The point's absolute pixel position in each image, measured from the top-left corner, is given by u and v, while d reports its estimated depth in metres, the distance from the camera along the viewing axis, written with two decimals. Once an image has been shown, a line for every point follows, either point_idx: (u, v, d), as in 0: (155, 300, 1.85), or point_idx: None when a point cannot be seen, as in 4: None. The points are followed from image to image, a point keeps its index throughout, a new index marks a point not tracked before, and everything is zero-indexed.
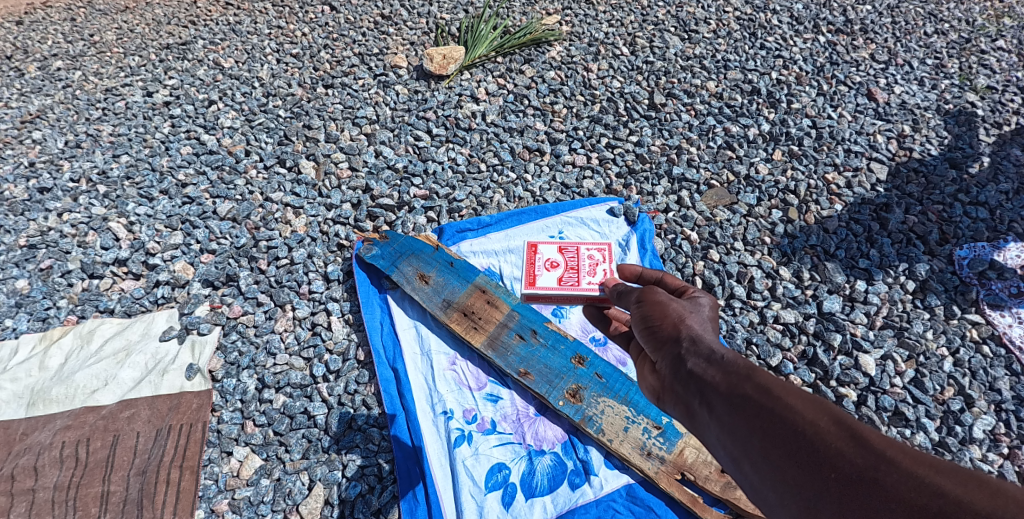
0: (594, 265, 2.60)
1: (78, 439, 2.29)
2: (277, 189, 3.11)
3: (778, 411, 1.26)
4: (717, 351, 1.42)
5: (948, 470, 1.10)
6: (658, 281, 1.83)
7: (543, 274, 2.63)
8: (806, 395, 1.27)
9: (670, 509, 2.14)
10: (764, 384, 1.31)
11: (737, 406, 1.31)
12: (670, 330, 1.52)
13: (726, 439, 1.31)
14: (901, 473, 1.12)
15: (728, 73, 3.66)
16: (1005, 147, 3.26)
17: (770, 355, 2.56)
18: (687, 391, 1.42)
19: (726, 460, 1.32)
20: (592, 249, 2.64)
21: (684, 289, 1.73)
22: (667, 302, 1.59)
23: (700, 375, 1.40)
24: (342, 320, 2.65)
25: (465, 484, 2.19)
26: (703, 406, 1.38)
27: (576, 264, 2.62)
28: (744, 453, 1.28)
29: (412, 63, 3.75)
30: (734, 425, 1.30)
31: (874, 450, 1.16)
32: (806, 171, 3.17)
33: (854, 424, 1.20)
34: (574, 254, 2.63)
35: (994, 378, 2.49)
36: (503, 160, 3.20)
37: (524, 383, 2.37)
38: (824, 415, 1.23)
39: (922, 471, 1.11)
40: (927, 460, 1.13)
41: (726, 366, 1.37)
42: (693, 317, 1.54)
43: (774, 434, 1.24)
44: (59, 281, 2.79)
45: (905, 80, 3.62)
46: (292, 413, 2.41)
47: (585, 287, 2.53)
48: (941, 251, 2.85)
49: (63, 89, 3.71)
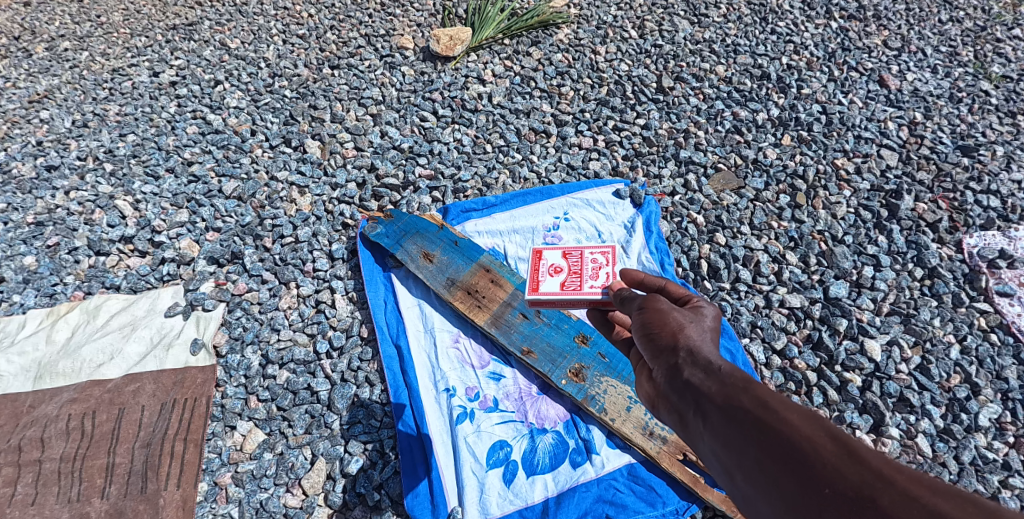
0: (598, 269, 2.01)
1: (84, 411, 2.31)
2: (282, 167, 3.11)
3: (772, 423, 1.23)
4: (715, 362, 1.40)
5: (946, 493, 1.06)
6: (661, 289, 1.77)
7: (540, 280, 2.04)
8: (804, 410, 1.24)
9: (672, 489, 2.12)
10: (761, 396, 1.28)
11: (732, 418, 1.29)
12: (668, 339, 1.51)
13: (721, 450, 1.30)
14: (897, 491, 1.07)
15: (738, 57, 3.63)
16: (1018, 137, 3.22)
17: (775, 338, 2.54)
18: (683, 401, 1.41)
19: (721, 472, 1.32)
20: (596, 251, 2.05)
21: (687, 297, 1.69)
22: (668, 311, 1.56)
23: (697, 385, 1.38)
24: (346, 298, 2.65)
25: (466, 461, 2.19)
26: (698, 417, 1.36)
27: (579, 267, 2.04)
28: (738, 465, 1.26)
29: (419, 44, 3.73)
30: (729, 436, 1.28)
31: (869, 467, 1.12)
32: (815, 156, 3.14)
33: (851, 440, 1.16)
34: (578, 256, 2.05)
35: (1002, 367, 2.46)
36: (509, 141, 3.19)
37: (527, 362, 2.37)
38: (820, 429, 1.19)
39: (919, 491, 1.06)
40: (924, 480, 1.08)
41: (723, 378, 1.36)
42: (694, 326, 1.52)
43: (768, 447, 1.22)
44: (66, 258, 2.80)
45: (918, 67, 3.57)
46: (295, 389, 2.42)
47: (590, 296, 1.95)
48: (950, 238, 2.82)
49: (70, 69, 3.72)
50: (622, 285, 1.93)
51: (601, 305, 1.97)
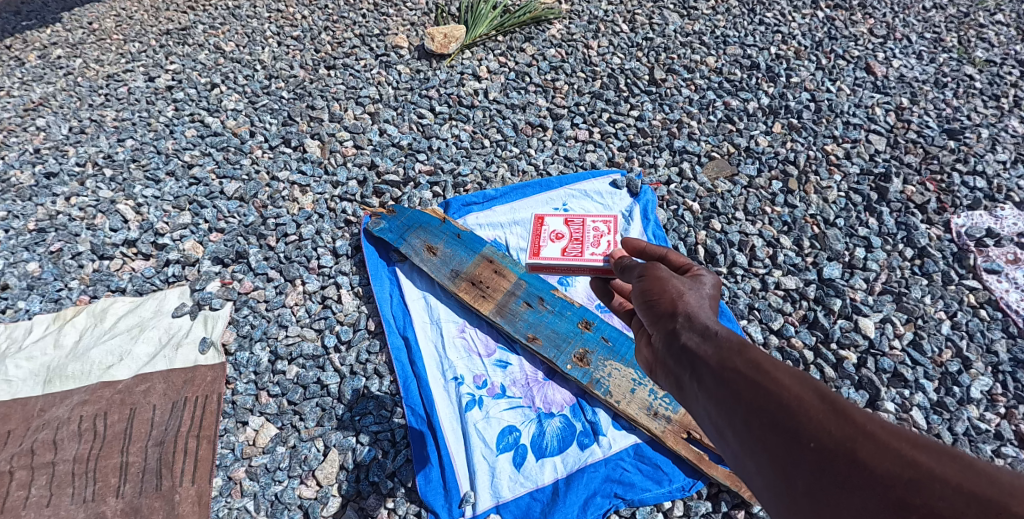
0: (599, 237, 2.11)
1: (95, 412, 2.34)
2: (283, 167, 3.14)
3: (763, 383, 1.28)
4: (712, 327, 1.46)
5: (924, 445, 1.12)
6: (662, 258, 1.85)
7: (542, 246, 2.15)
8: (795, 371, 1.29)
9: (677, 467, 2.19)
10: (754, 358, 1.33)
11: (724, 378, 1.34)
12: (668, 306, 1.57)
13: (713, 410, 1.35)
14: (878, 444, 1.14)
15: (727, 48, 3.69)
16: (1001, 119, 3.30)
17: (772, 319, 2.61)
18: (679, 365, 1.47)
19: (712, 430, 1.37)
20: (598, 220, 2.14)
21: (688, 267, 1.76)
22: (668, 279, 1.63)
23: (693, 348, 1.44)
24: (352, 293, 2.70)
25: (476, 446, 2.25)
26: (693, 379, 1.42)
27: (580, 235, 2.14)
28: (728, 423, 1.31)
29: (414, 43, 3.77)
30: (721, 396, 1.33)
31: (853, 423, 1.18)
32: (805, 143, 3.21)
33: (837, 398, 1.22)
34: (579, 224, 2.15)
35: (991, 340, 2.54)
36: (506, 136, 3.25)
37: (532, 348, 2.43)
38: (808, 389, 1.24)
39: (899, 444, 1.13)
40: (904, 434, 1.14)
41: (718, 341, 1.40)
42: (692, 294, 1.58)
43: (758, 406, 1.27)
44: (70, 263, 2.83)
45: (903, 54, 3.65)
46: (305, 383, 2.47)
47: (591, 262, 2.05)
48: (938, 219, 2.89)
49: (64, 76, 3.73)
50: (622, 254, 2.02)
51: (603, 273, 2.07)
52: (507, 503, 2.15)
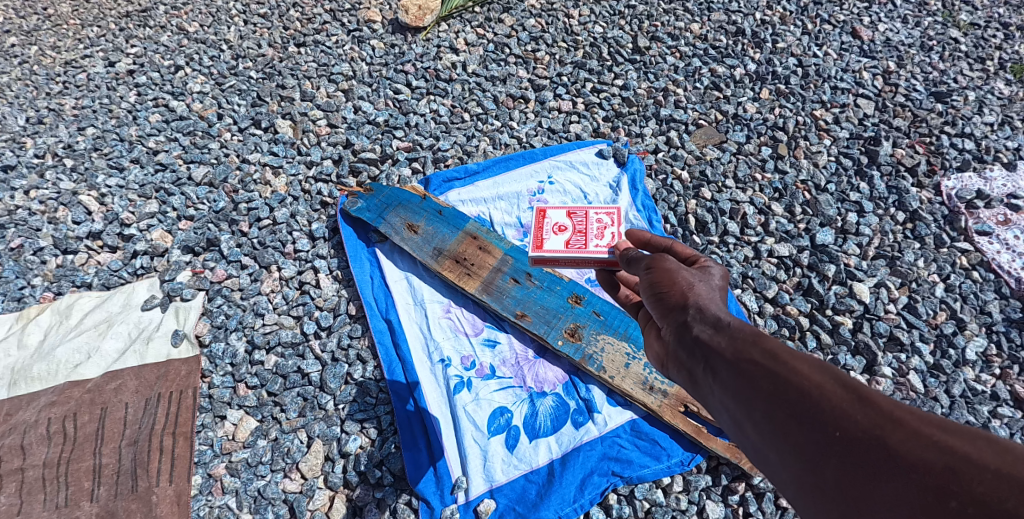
0: (603, 229, 1.99)
1: (64, 414, 2.19)
2: (253, 150, 3.00)
3: (782, 374, 1.21)
4: (724, 318, 1.38)
5: (956, 430, 1.07)
6: (668, 250, 1.77)
7: (545, 238, 2.02)
8: (814, 360, 1.22)
9: (676, 442, 2.12)
10: (771, 349, 1.26)
11: (740, 370, 1.26)
12: (677, 298, 1.49)
13: (730, 403, 1.27)
14: (908, 431, 1.08)
15: (712, 14, 3.59)
16: (987, 82, 3.25)
17: (766, 287, 2.53)
18: (692, 358, 1.39)
19: (729, 424, 1.29)
20: (600, 211, 2.02)
21: (694, 257, 1.68)
22: (676, 270, 1.55)
23: (706, 341, 1.35)
24: (330, 277, 2.58)
25: (467, 429, 2.15)
26: (707, 371, 1.34)
27: (584, 227, 2.02)
28: (747, 416, 1.24)
29: (387, 16, 3.62)
30: (739, 387, 1.26)
31: (880, 409, 1.12)
32: (794, 108, 3.13)
33: (860, 385, 1.16)
34: (583, 215, 2.03)
35: (985, 302, 2.48)
36: (487, 109, 3.13)
37: (521, 326, 2.33)
38: (830, 377, 1.18)
39: (930, 429, 1.07)
40: (933, 420, 1.09)
41: (732, 333, 1.33)
42: (703, 286, 1.50)
43: (777, 396, 1.20)
44: (32, 259, 2.66)
45: (889, 18, 3.57)
46: (285, 373, 2.35)
47: (596, 255, 1.94)
48: (929, 181, 2.83)
49: (20, 65, 3.51)
50: (628, 245, 1.93)
51: (608, 264, 1.97)
52: (501, 487, 2.07)
